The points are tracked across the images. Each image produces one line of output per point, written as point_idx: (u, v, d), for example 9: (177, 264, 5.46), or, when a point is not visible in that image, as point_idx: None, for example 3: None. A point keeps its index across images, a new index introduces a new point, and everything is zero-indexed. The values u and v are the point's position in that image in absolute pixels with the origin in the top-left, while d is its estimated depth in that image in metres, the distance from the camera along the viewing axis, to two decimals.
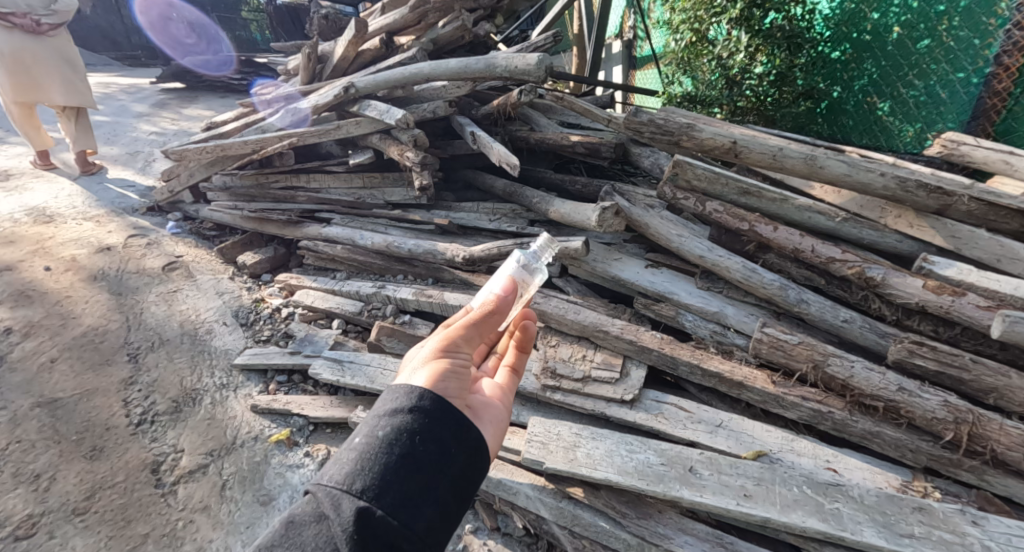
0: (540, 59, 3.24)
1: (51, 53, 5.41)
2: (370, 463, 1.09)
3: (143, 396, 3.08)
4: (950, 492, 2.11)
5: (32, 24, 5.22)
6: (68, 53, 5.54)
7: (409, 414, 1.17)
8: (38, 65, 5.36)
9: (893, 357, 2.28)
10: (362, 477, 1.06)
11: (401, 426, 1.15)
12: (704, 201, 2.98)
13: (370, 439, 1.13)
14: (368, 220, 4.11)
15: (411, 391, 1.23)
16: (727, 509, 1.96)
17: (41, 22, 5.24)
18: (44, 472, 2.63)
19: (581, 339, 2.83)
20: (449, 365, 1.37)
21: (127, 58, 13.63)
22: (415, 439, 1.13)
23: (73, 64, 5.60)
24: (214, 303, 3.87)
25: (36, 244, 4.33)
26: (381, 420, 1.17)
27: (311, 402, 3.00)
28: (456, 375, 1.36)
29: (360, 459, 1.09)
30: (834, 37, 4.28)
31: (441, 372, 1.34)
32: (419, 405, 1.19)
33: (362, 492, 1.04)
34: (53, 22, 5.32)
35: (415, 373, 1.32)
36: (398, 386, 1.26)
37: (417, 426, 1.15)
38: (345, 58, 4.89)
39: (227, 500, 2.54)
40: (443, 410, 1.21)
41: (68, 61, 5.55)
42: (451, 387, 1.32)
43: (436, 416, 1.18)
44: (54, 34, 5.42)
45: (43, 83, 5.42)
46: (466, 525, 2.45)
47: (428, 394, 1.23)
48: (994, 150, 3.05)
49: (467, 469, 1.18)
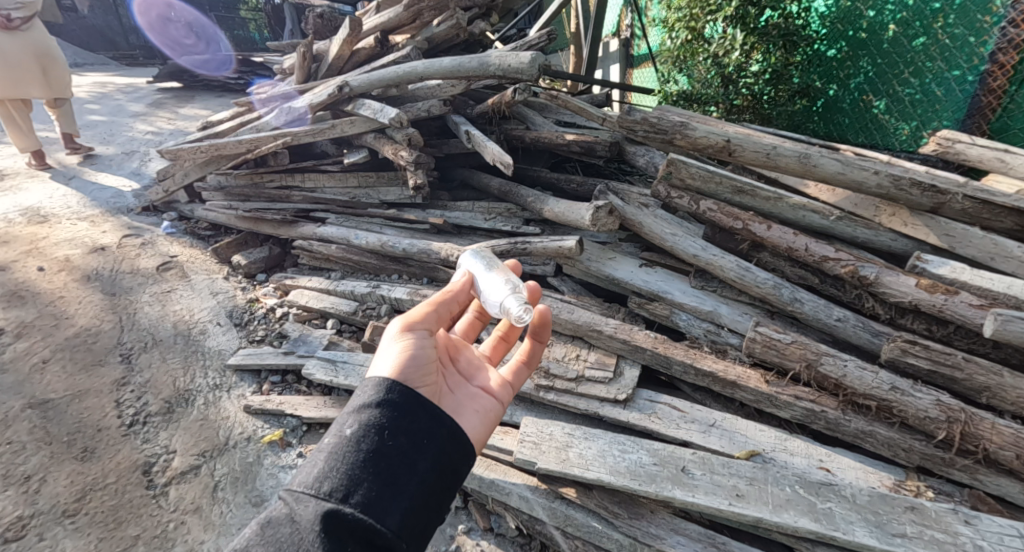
0: (533, 58, 3.23)
1: (28, 47, 5.60)
2: (340, 462, 1.08)
3: (135, 397, 3.07)
4: (943, 491, 2.11)
5: (4, 21, 5.38)
6: (44, 45, 5.74)
7: (377, 408, 1.17)
8: (18, 59, 5.55)
9: (886, 357, 2.26)
10: (330, 478, 1.06)
11: (369, 423, 1.14)
12: (697, 201, 2.96)
13: (338, 438, 1.12)
14: (362, 220, 4.09)
15: (380, 384, 1.23)
16: (720, 510, 1.95)
17: (12, 18, 5.41)
18: (34, 474, 2.62)
19: (574, 339, 2.82)
20: (413, 343, 1.40)
21: (123, 57, 13.60)
22: (384, 433, 1.13)
23: (50, 56, 5.80)
24: (208, 303, 3.86)
25: (29, 244, 4.32)
26: (349, 417, 1.16)
27: (305, 402, 2.99)
28: (423, 353, 1.39)
29: (328, 460, 1.08)
30: (830, 35, 4.26)
31: (406, 350, 1.37)
32: (387, 398, 1.19)
33: (331, 493, 1.03)
34: (23, 16, 5.49)
35: (382, 354, 1.36)
36: (368, 380, 1.27)
37: (385, 421, 1.15)
38: (340, 57, 4.88)
39: (219, 501, 2.53)
40: (413, 402, 1.21)
41: (46, 53, 5.77)
42: (416, 363, 1.34)
43: (404, 410, 1.18)
44: (26, 29, 5.60)
45: (27, 76, 5.64)
46: (459, 525, 2.43)
47: (397, 386, 1.24)
48: (989, 147, 3.04)
49: (441, 460, 1.18)
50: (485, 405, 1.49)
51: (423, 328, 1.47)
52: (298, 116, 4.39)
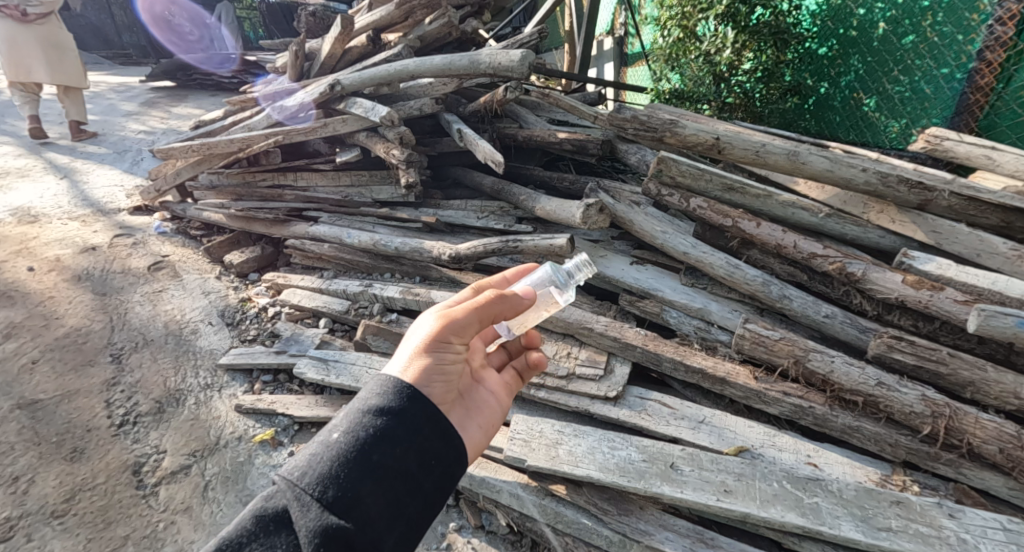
0: (523, 55, 3.21)
1: (38, 38, 6.20)
2: (345, 469, 1.07)
3: (125, 397, 3.06)
4: (929, 485, 2.12)
5: (20, 15, 6.06)
6: (57, 37, 6.34)
7: (392, 418, 1.15)
8: (28, 48, 6.16)
9: (873, 352, 2.29)
10: (333, 485, 1.05)
11: (380, 433, 1.12)
12: (688, 198, 2.96)
13: (348, 439, 1.11)
14: (356, 219, 4.05)
15: (396, 390, 1.21)
16: (707, 505, 1.97)
17: (27, 12, 6.09)
18: (23, 474, 2.61)
19: (566, 337, 2.83)
20: (437, 360, 1.36)
21: (116, 55, 13.53)
22: (392, 446, 1.12)
23: (62, 48, 6.40)
24: (200, 303, 3.84)
25: (19, 244, 4.29)
26: (361, 419, 1.14)
27: (297, 401, 2.99)
28: (444, 374, 1.36)
29: (334, 464, 1.07)
30: (821, 33, 4.34)
31: (429, 364, 1.33)
32: (403, 410, 1.17)
33: (332, 504, 1.03)
34: (40, 12, 6.16)
35: (406, 359, 1.32)
36: (386, 382, 1.23)
37: (398, 434, 1.14)
38: (332, 55, 4.86)
39: (210, 501, 2.52)
40: (428, 419, 1.19)
41: (57, 46, 6.34)
42: (437, 381, 1.32)
43: (418, 424, 1.17)
44: (42, 23, 6.23)
45: (35, 62, 6.21)
46: (451, 523, 2.44)
47: (414, 396, 1.21)
48: (976, 145, 3.05)
49: (442, 483, 1.18)
50: (490, 418, 1.50)
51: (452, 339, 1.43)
52: (305, 105, 4.30)
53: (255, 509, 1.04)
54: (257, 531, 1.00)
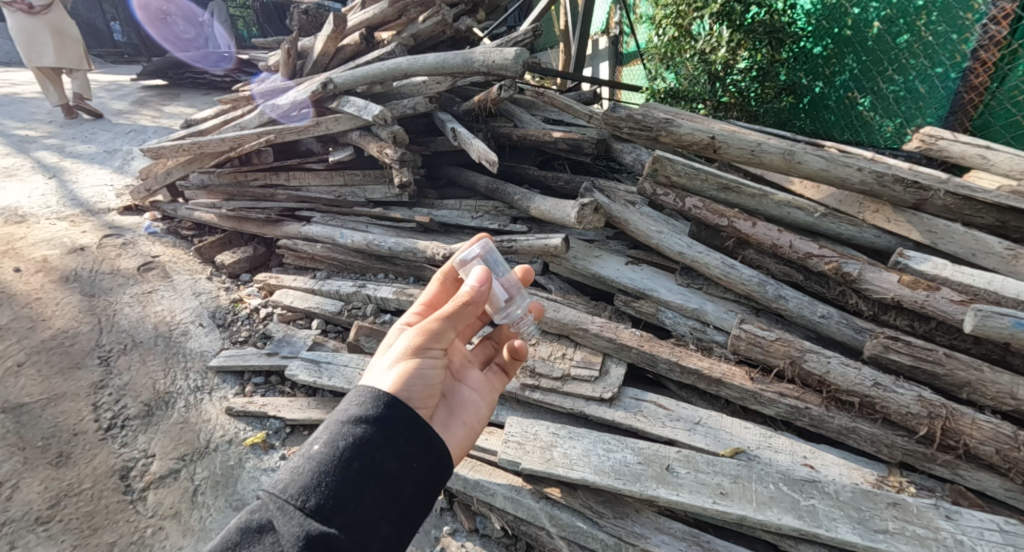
0: (517, 54, 3.17)
1: (47, 27, 6.59)
2: (326, 475, 1.04)
3: (113, 400, 3.01)
4: (925, 486, 2.11)
5: (27, 7, 6.43)
6: (62, 24, 6.73)
7: (372, 425, 1.12)
8: (38, 37, 6.54)
9: (869, 352, 2.27)
10: (316, 493, 1.02)
11: (361, 438, 1.09)
12: (683, 198, 2.91)
13: (328, 448, 1.07)
14: (349, 219, 4.00)
15: (377, 398, 1.18)
16: (704, 508, 1.95)
17: (33, 5, 6.46)
18: (5, 480, 2.55)
19: (561, 337, 2.79)
20: (417, 369, 1.34)
21: (110, 54, 13.16)
22: (373, 450, 1.09)
23: (67, 34, 6.79)
24: (191, 304, 3.79)
25: (5, 244, 4.21)
26: (341, 428, 1.11)
27: (288, 404, 2.95)
28: (426, 380, 1.35)
29: (315, 472, 1.04)
30: (815, 32, 4.34)
31: (413, 372, 1.33)
32: (382, 416, 1.14)
33: (316, 510, 1.00)
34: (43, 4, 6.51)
35: (383, 368, 1.32)
36: (366, 391, 1.22)
37: (378, 439, 1.11)
38: (326, 54, 4.80)
39: (199, 506, 2.48)
40: (409, 423, 1.16)
41: (63, 31, 6.73)
42: (422, 387, 1.33)
43: (399, 429, 1.14)
44: (48, 13, 6.59)
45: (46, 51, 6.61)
46: (444, 527, 2.41)
47: (394, 403, 1.19)
48: (971, 144, 3.04)
49: (427, 486, 1.15)
50: (473, 417, 1.50)
51: (435, 347, 1.41)
52: (299, 103, 4.24)
53: (238, 521, 1.01)
54: (242, 542, 0.97)
